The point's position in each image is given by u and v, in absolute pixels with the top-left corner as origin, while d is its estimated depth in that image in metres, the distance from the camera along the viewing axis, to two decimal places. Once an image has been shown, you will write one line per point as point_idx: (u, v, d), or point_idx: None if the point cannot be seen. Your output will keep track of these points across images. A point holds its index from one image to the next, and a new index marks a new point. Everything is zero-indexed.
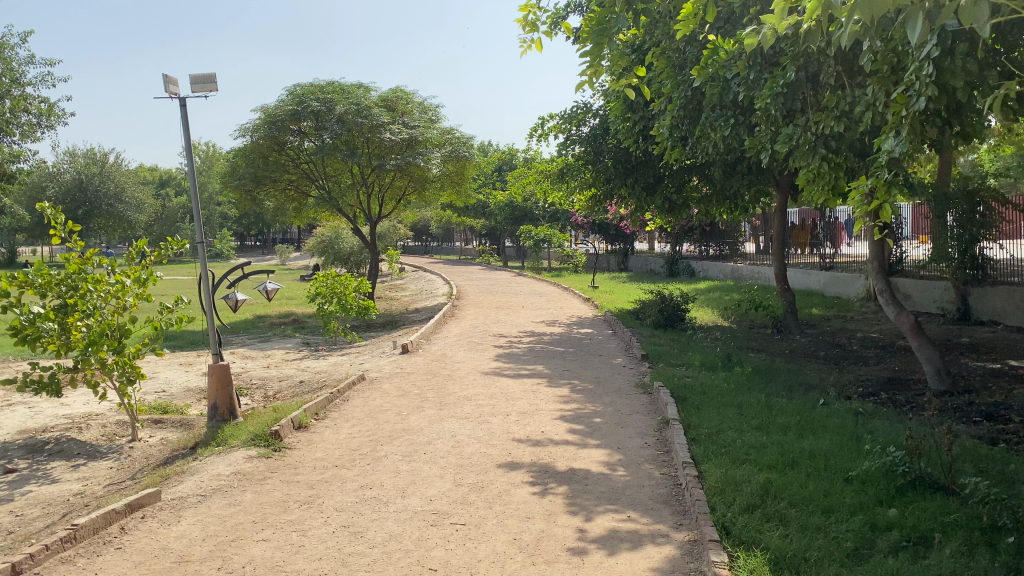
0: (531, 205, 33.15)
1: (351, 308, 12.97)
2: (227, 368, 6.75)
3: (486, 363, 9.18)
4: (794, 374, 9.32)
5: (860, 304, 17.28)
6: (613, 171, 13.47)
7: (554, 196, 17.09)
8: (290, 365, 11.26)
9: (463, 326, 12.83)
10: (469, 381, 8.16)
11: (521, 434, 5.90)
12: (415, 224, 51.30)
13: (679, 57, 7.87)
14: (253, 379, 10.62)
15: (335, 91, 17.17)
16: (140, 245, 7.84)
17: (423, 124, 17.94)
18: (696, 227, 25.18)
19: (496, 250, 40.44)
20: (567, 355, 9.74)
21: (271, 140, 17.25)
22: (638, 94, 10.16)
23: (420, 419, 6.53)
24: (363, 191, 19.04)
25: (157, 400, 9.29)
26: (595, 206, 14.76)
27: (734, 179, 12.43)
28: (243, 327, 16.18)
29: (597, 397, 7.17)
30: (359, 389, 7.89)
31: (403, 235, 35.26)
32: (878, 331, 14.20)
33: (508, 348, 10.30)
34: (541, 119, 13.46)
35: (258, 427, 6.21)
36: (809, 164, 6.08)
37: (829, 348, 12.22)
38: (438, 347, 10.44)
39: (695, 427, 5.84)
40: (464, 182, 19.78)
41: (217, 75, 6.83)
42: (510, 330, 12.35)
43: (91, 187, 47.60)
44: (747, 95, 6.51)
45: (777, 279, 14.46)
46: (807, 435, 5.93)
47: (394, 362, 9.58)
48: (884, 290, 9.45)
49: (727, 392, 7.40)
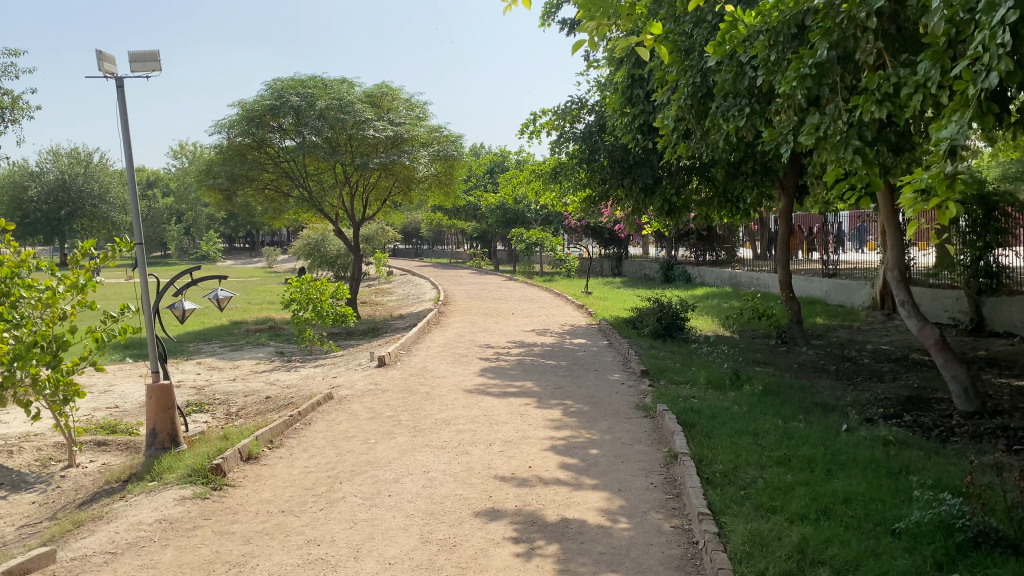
0: (524, 208, 32.32)
1: (327, 316, 12.11)
2: (170, 390, 5.88)
3: (471, 379, 8.33)
4: (808, 393, 8.52)
5: (866, 313, 16.50)
6: (609, 171, 12.65)
7: (546, 198, 16.26)
8: (259, 378, 10.41)
9: (448, 336, 11.99)
10: (449, 400, 7.32)
11: (505, 469, 5.06)
12: (406, 226, 50.39)
13: (685, 42, 7.07)
14: (217, 393, 9.76)
15: (316, 86, 16.34)
16: (85, 245, 6.87)
17: (410, 121, 17.11)
18: (692, 231, 24.42)
19: (487, 254, 39.63)
20: (559, 369, 8.89)
21: (248, 137, 16.38)
22: (639, 87, 9.37)
23: (389, 449, 5.68)
24: (346, 192, 18.18)
25: (105, 418, 8.41)
26: (589, 208, 13.94)
27: (738, 180, 11.68)
28: (217, 335, 15.29)
29: (593, 422, 6.33)
30: (325, 410, 7.04)
31: (391, 238, 34.42)
32: (889, 343, 13.40)
33: (495, 361, 9.46)
34: (533, 114, 12.60)
35: (199, 458, 5.36)
36: (839, 159, 5.26)
37: (839, 362, 11.42)
38: (418, 359, 9.59)
39: (709, 465, 5.02)
40: (453, 183, 18.94)
41: (160, 53, 5.99)
42: (498, 339, 11.52)
43: (75, 187, 46.60)
44: (766, 80, 5.69)
45: (782, 286, 13.66)
46: (838, 473, 5.09)
47: (369, 377, 8.72)
48: (905, 301, 8.64)
49: (739, 416, 6.56)
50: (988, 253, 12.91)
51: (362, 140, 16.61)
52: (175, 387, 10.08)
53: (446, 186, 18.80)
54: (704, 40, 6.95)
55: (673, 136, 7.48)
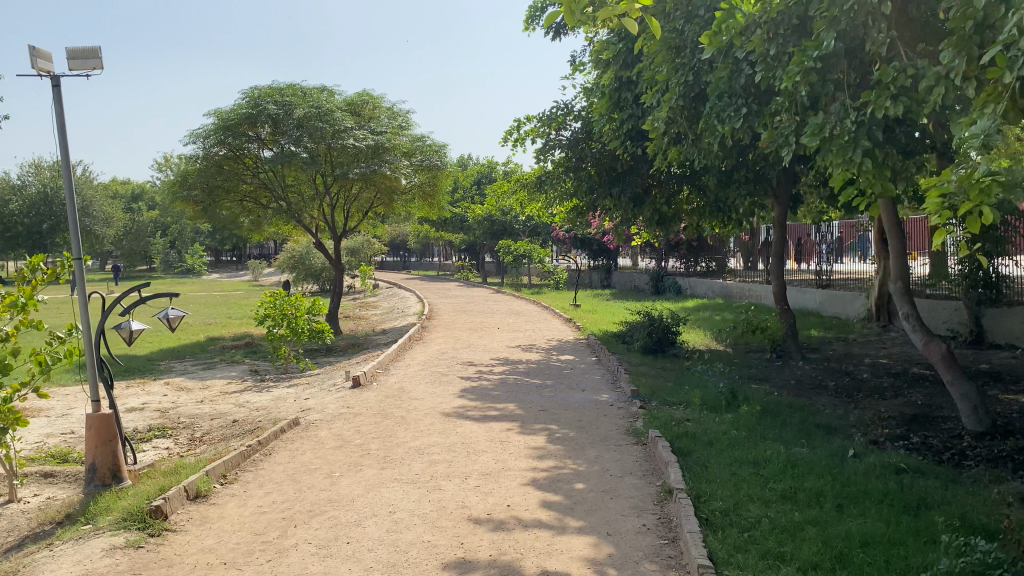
0: (511, 219, 31.90)
1: (302, 332, 11.56)
2: (111, 420, 5.31)
3: (449, 401, 7.79)
4: (808, 413, 8.02)
5: (862, 325, 16.06)
6: (598, 180, 12.17)
7: (532, 208, 15.78)
8: (228, 399, 9.83)
9: (429, 353, 11.45)
10: (425, 426, 6.78)
11: (480, 509, 4.53)
12: (393, 238, 49.90)
13: (677, 39, 6.59)
14: (181, 416, 9.18)
15: (295, 93, 15.84)
16: (34, 259, 6.35)
17: (392, 130, 16.62)
18: (683, 242, 23.98)
19: (475, 267, 39.09)
20: (544, 389, 8.36)
21: (224, 148, 15.85)
22: (628, 90, 8.88)
23: (354, 484, 5.14)
24: (326, 203, 17.65)
25: (57, 447, 7.81)
26: (576, 218, 13.45)
27: (730, 189, 11.26)
28: (190, 352, 14.69)
29: (580, 450, 5.81)
30: (289, 438, 6.49)
31: (377, 251, 33.86)
32: (888, 357, 12.95)
33: (476, 380, 8.93)
34: (518, 119, 12.10)
35: (140, 498, 4.81)
36: (847, 162, 4.79)
37: (837, 378, 10.94)
38: (396, 379, 9.05)
39: (708, 503, 4.51)
40: (437, 194, 18.44)
41: (102, 50, 5.49)
42: (481, 356, 10.99)
43: (57, 201, 45.85)
44: (766, 77, 5.21)
45: (776, 298, 13.21)
46: (849, 509, 4.60)
47: (341, 400, 8.18)
48: (910, 314, 8.17)
49: (738, 441, 6.07)
50: (989, 263, 12.43)
51: (342, 150, 16.09)
52: (139, 410, 9.50)
53: (430, 197, 18.31)
54: (695, 35, 6.47)
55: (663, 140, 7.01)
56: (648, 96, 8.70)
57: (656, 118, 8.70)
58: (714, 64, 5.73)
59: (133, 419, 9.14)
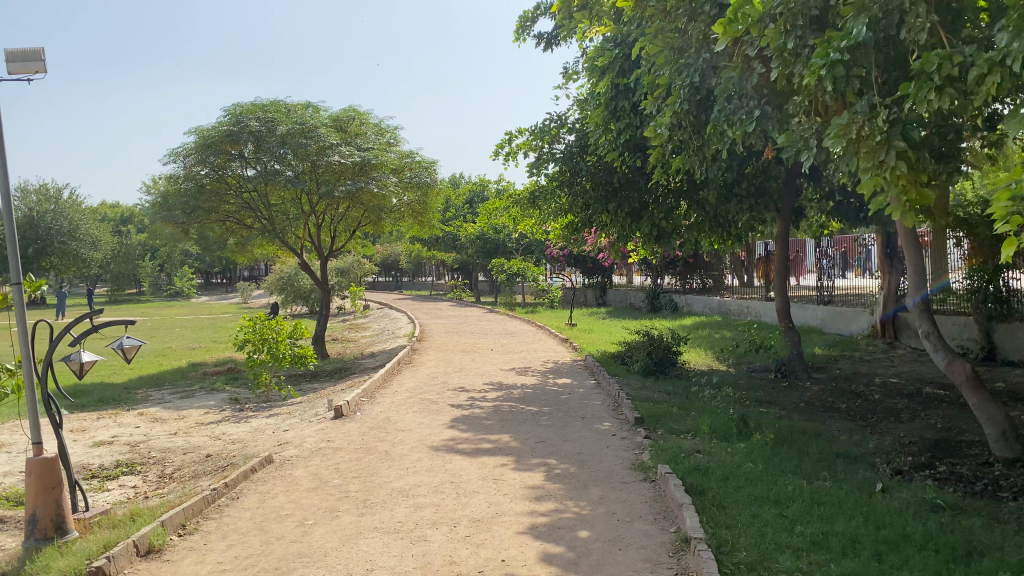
0: (504, 237, 31.38)
1: (283, 358, 10.97)
2: (54, 464, 4.77)
3: (439, 432, 7.21)
4: (824, 440, 7.48)
5: (867, 343, 15.55)
6: (594, 197, 11.65)
7: (525, 224, 15.25)
8: (203, 431, 9.22)
9: (418, 378, 10.87)
10: (411, 462, 6.20)
11: (469, 565, 3.96)
12: (385, 258, 49.39)
13: (680, 40, 6.12)
14: (152, 450, 8.57)
15: (278, 110, 15.32)
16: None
17: (379, 146, 16.11)
18: (678, 259, 23.49)
19: (468, 286, 38.56)
20: (541, 418, 7.79)
21: (206, 166, 15.32)
22: (626, 98, 8.37)
23: (328, 534, 4.55)
24: (312, 223, 17.12)
25: (12, 488, 7.19)
26: (572, 235, 12.94)
27: (730, 204, 10.82)
28: (169, 380, 14.07)
29: (582, 489, 5.24)
30: (260, 478, 5.89)
31: (368, 271, 33.31)
32: (898, 376, 12.41)
33: (468, 408, 8.35)
34: (509, 132, 11.56)
35: (83, 553, 4.23)
36: (879, 165, 4.28)
37: (848, 399, 10.39)
38: (381, 408, 8.46)
39: (731, 556, 3.97)
40: (428, 212, 17.93)
41: (46, 51, 4.97)
42: (472, 381, 10.40)
43: (43, 226, 45.21)
44: (782, 73, 4.72)
45: (780, 316, 12.69)
46: (891, 557, 4.06)
47: (322, 432, 7.59)
48: (930, 332, 7.63)
49: (756, 476, 5.53)
50: (998, 277, 11.98)
51: (327, 167, 15.58)
52: (107, 444, 8.87)
53: (421, 215, 17.78)
54: (700, 33, 5.96)
55: (663, 148, 6.50)
56: (648, 103, 8.19)
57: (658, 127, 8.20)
58: (723, 62, 5.26)
59: (99, 454, 8.52)
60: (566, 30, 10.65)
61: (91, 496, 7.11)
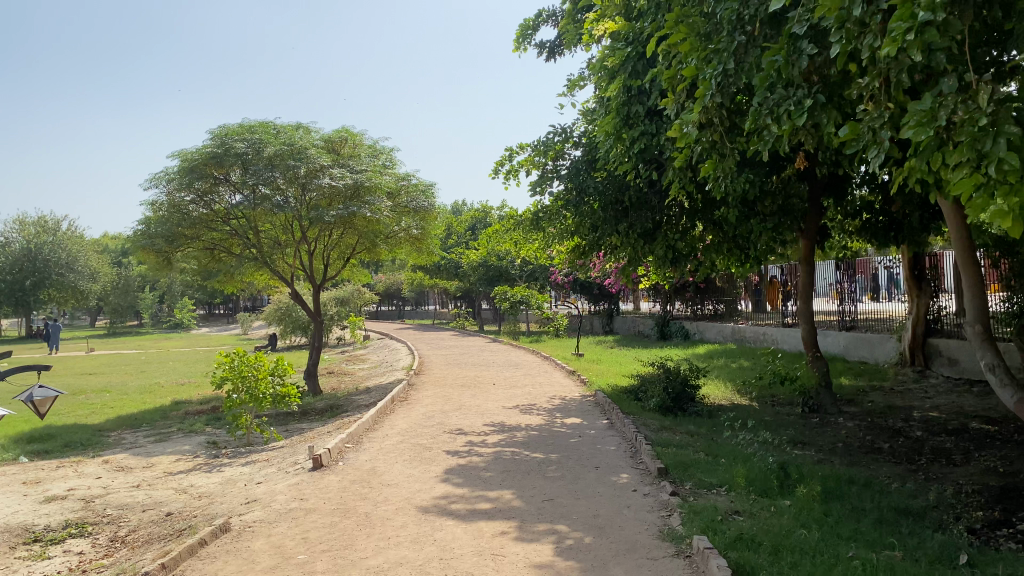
0: (507, 264, 30.50)
1: (264, 398, 9.99)
2: None
3: (430, 488, 6.21)
4: (876, 491, 6.47)
5: (896, 372, 14.50)
6: (602, 217, 10.72)
7: (527, 249, 14.32)
8: (169, 483, 8.20)
9: (413, 417, 9.88)
10: (395, 529, 5.19)
11: None
12: (387, 288, 48.51)
13: (709, 23, 5.22)
14: (108, 507, 7.54)
15: (265, 131, 14.47)
16: None
17: (373, 168, 15.21)
18: (689, 284, 22.48)
19: (472, 315, 37.61)
20: (549, 467, 6.79)
21: (190, 191, 14.47)
22: (640, 102, 7.51)
23: None
24: (304, 251, 16.24)
25: None
26: (577, 259, 11.99)
27: (750, 224, 9.97)
28: (147, 421, 13.05)
29: (601, 570, 4.22)
30: (211, 554, 4.89)
31: (368, 301, 32.41)
32: (938, 409, 11.36)
33: (465, 456, 7.34)
34: (509, 148, 10.65)
35: None
36: (982, 156, 3.38)
37: (889, 438, 9.35)
38: (367, 457, 7.46)
39: None
40: (426, 239, 17.02)
41: None
42: (472, 422, 9.38)
43: (41, 258, 44.58)
44: (844, 49, 3.88)
45: (806, 345, 11.70)
46: None
47: (296, 489, 6.58)
48: (997, 365, 6.63)
49: (812, 546, 4.53)
50: None
51: (318, 191, 14.70)
52: (60, 499, 7.86)
53: (419, 242, 16.88)
54: (733, 13, 4.99)
55: (689, 153, 5.60)
56: (667, 107, 7.31)
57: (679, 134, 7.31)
58: (765, 44, 4.41)
59: (47, 512, 7.50)
60: (569, 36, 9.82)
61: (27, 566, 6.11)
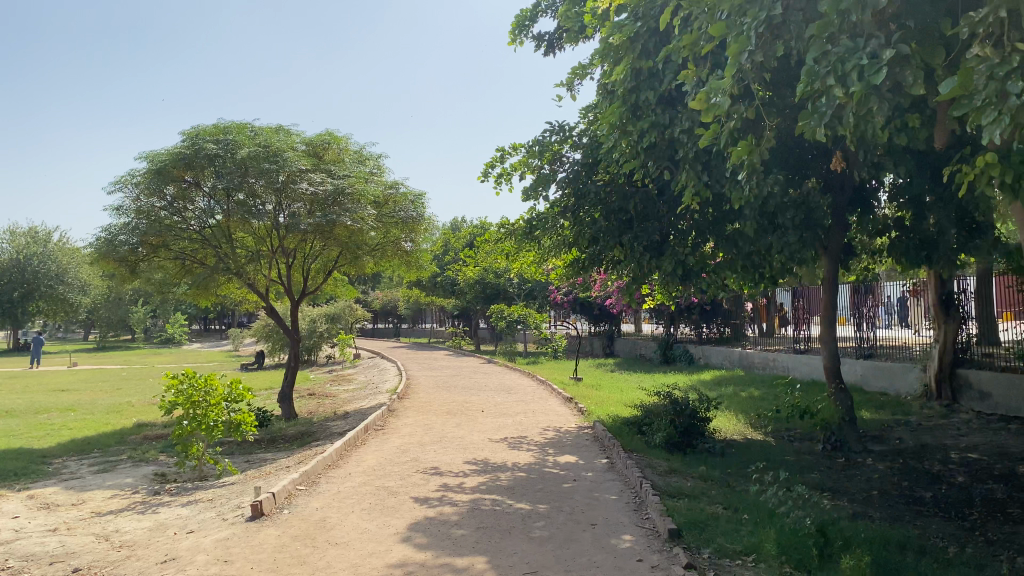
0: (504, 282, 29.38)
1: (217, 426, 8.81)
2: None
3: (385, 551, 5.00)
4: (935, 561, 5.26)
5: (921, 405, 13.26)
6: (604, 228, 9.55)
7: (520, 264, 13.20)
8: (92, 527, 6.99)
9: (384, 452, 8.67)
10: None
11: None
12: (383, 305, 47.37)
13: None
14: (8, 557, 6.33)
15: (242, 132, 13.41)
16: None
17: (357, 174, 14.11)
18: (694, 305, 21.30)
19: (468, 334, 36.40)
20: (535, 524, 5.59)
21: (158, 196, 13.38)
22: (651, 87, 6.41)
23: None
24: (282, 263, 15.13)
25: None
26: (576, 275, 10.86)
27: (768, 240, 8.85)
28: (98, 446, 11.85)
29: None
30: None
31: (360, 318, 31.24)
32: (977, 449, 10.14)
33: (436, 506, 6.13)
34: (501, 149, 9.54)
35: None
36: None
37: (929, 484, 8.16)
38: (319, 505, 6.25)
39: None
40: (414, 251, 15.88)
41: None
42: (450, 459, 8.16)
43: (31, 268, 43.52)
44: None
45: (828, 375, 10.52)
46: None
47: (225, 546, 5.37)
48: None
49: None
50: None
51: (295, 197, 13.59)
52: None
53: (408, 254, 15.76)
54: None
55: (716, 130, 4.71)
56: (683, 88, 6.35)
57: (696, 125, 6.24)
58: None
59: None
60: (569, 24, 8.69)
61: None
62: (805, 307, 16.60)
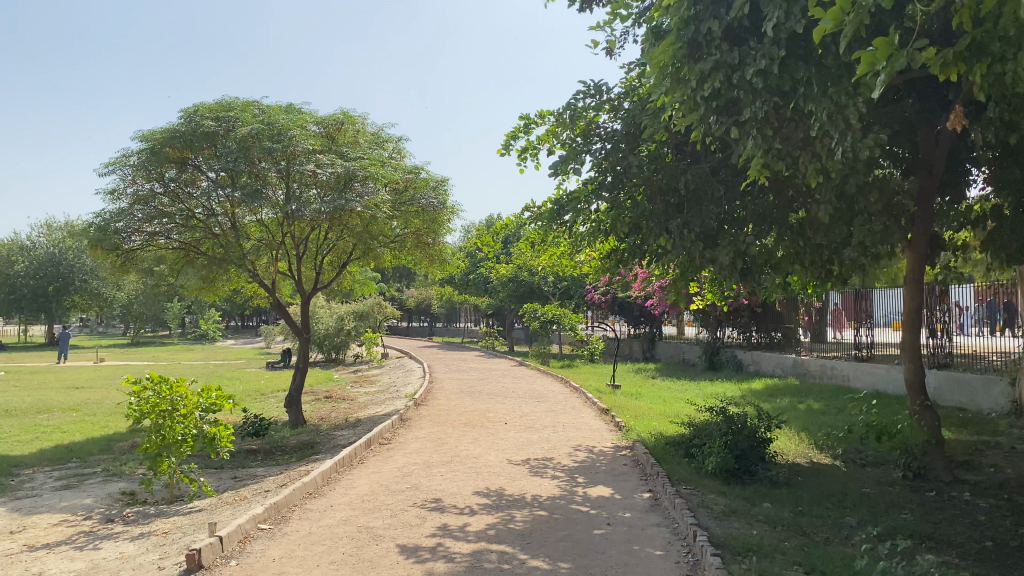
0: (539, 280, 27.94)
1: (187, 440, 7.52)
2: None
3: None
4: None
5: (1010, 423, 11.50)
6: (648, 211, 8.05)
7: (549, 257, 11.74)
8: (11, 566, 5.69)
9: (382, 476, 7.27)
10: None
11: None
12: (417, 303, 46.19)
13: None
14: None
15: (247, 109, 12.20)
16: None
17: (372, 158, 12.78)
18: (743, 307, 19.64)
19: (502, 334, 35.07)
20: None
21: (154, 179, 12.18)
22: (716, 16, 5.18)
23: None
24: (291, 255, 13.90)
25: None
26: (612, 269, 9.36)
27: (847, 230, 7.26)
28: (78, 455, 10.65)
29: None
30: None
31: (389, 316, 30.02)
32: None
33: (426, 560, 4.69)
34: (526, 118, 8.11)
35: None
36: None
37: None
38: (277, 555, 4.85)
39: None
40: (434, 243, 14.55)
41: None
42: (457, 489, 6.72)
43: (65, 262, 42.99)
44: None
45: (912, 390, 8.84)
46: None
47: None
48: None
49: None
50: None
51: (302, 180, 12.35)
52: None
53: (427, 246, 14.43)
54: None
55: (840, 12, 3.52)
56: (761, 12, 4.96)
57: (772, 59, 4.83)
58: None
59: None
60: None
61: None
62: (867, 309, 14.84)
